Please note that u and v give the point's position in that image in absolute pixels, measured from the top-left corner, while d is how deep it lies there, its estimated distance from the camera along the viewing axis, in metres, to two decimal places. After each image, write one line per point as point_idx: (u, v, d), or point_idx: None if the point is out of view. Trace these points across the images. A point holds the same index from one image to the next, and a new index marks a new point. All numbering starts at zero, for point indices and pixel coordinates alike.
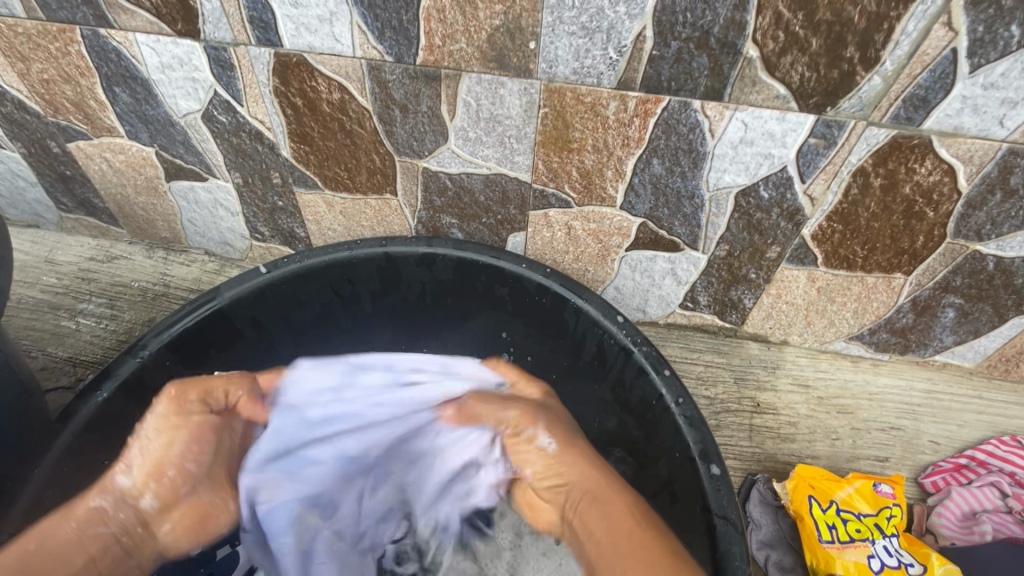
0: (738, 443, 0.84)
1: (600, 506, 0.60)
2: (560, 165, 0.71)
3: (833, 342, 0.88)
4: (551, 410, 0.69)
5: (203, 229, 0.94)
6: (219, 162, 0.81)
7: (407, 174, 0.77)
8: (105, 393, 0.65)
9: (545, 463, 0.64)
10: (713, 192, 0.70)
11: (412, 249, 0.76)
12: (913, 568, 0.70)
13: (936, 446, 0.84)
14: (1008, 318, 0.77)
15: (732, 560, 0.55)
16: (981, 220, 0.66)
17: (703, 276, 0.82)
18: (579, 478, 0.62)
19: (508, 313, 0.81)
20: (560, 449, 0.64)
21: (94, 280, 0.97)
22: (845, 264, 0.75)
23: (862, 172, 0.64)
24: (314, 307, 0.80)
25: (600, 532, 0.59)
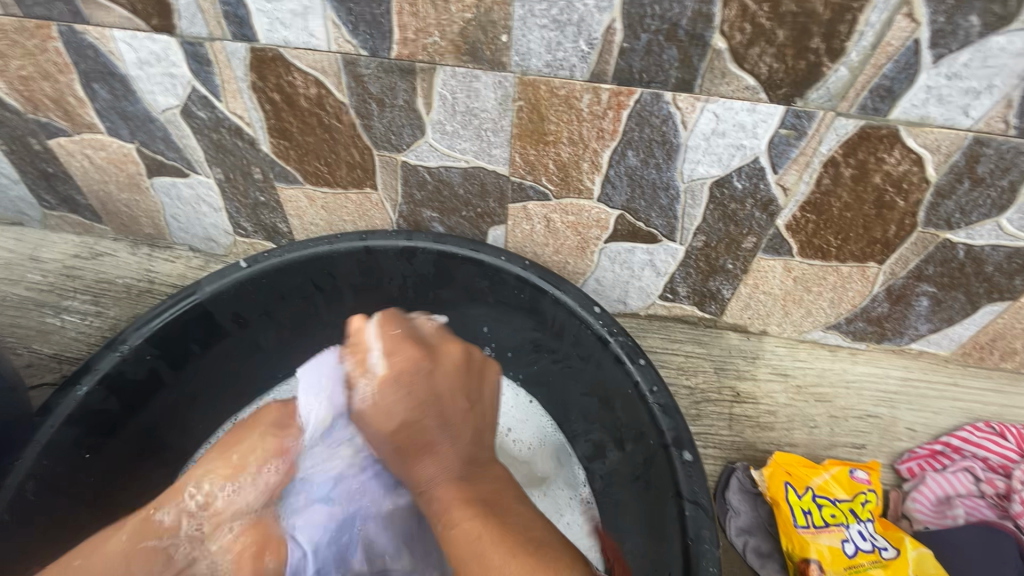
0: (718, 432, 0.85)
1: (467, 469, 0.62)
2: (537, 158, 0.71)
3: (811, 332, 0.89)
4: (429, 375, 0.67)
5: (186, 225, 0.95)
6: (200, 157, 0.82)
7: (386, 169, 0.78)
8: (84, 387, 0.66)
9: (416, 439, 0.63)
10: (688, 184, 0.71)
11: (391, 242, 0.76)
12: (887, 552, 0.72)
13: (912, 433, 0.85)
14: (980, 305, 0.78)
15: (701, 543, 0.56)
16: (950, 209, 0.67)
17: (682, 267, 0.82)
18: (445, 446, 0.63)
19: (488, 306, 0.82)
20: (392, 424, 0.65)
21: (79, 277, 0.97)
22: (820, 254, 0.76)
23: (833, 162, 0.65)
24: (296, 302, 0.81)
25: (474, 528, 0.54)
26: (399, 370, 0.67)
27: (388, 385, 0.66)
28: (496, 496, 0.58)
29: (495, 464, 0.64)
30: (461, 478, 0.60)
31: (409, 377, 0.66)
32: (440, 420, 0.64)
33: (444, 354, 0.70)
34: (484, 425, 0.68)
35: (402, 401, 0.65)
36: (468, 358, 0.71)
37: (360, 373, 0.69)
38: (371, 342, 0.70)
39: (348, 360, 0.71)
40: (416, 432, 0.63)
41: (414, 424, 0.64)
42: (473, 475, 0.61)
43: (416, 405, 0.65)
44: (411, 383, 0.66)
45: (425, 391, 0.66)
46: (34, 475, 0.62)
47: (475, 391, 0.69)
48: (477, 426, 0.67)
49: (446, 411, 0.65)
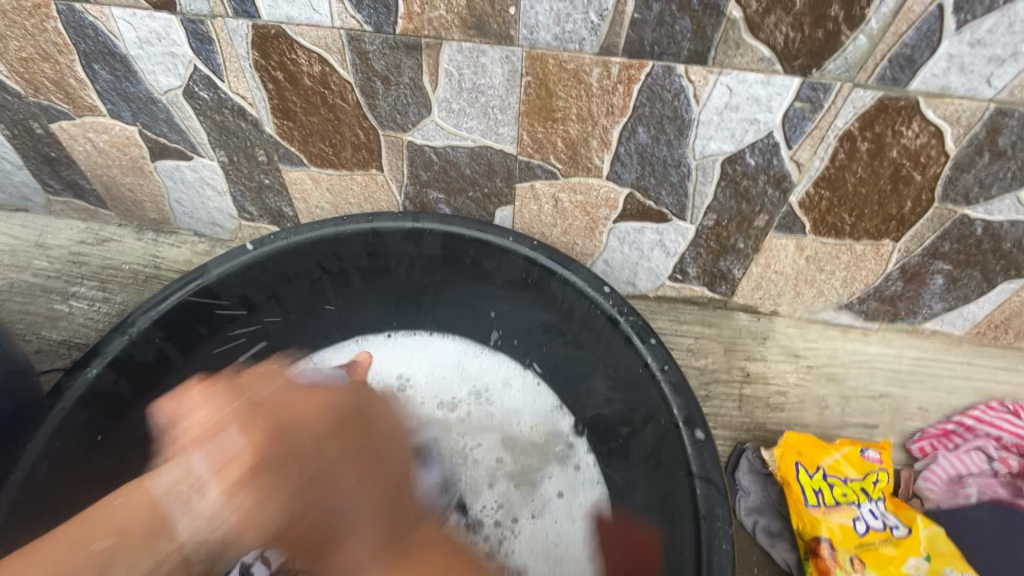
0: (727, 412, 0.84)
1: (382, 538, 0.56)
2: (545, 136, 0.70)
3: (822, 312, 0.88)
4: (292, 455, 0.56)
5: (191, 209, 0.94)
6: (203, 140, 0.81)
7: (392, 149, 0.77)
8: (95, 370, 0.66)
9: (308, 536, 0.54)
10: (700, 160, 0.69)
11: (398, 224, 0.76)
12: (898, 531, 0.72)
13: (924, 413, 0.85)
14: (996, 283, 0.77)
15: (714, 521, 0.56)
16: (968, 183, 0.65)
17: (692, 247, 0.81)
18: (353, 511, 0.57)
19: (496, 288, 0.81)
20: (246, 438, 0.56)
21: (85, 263, 0.97)
22: (833, 231, 0.75)
23: (849, 136, 0.63)
24: (303, 285, 0.81)
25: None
26: (233, 456, 0.54)
27: (240, 488, 0.53)
28: (450, 561, 0.57)
29: (421, 533, 0.59)
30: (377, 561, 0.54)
31: (300, 466, 0.56)
32: (356, 502, 0.57)
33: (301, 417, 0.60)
34: (393, 497, 0.60)
35: (268, 505, 0.53)
36: (337, 416, 0.62)
37: (196, 450, 0.55)
38: (196, 429, 0.58)
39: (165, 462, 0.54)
40: (316, 522, 0.55)
41: (303, 520, 0.54)
42: (399, 544, 0.56)
43: (295, 495, 0.55)
44: (289, 452, 0.56)
45: (285, 444, 0.56)
46: (47, 456, 0.63)
47: (361, 444, 0.62)
48: (391, 496, 0.60)
49: (317, 464, 0.57)
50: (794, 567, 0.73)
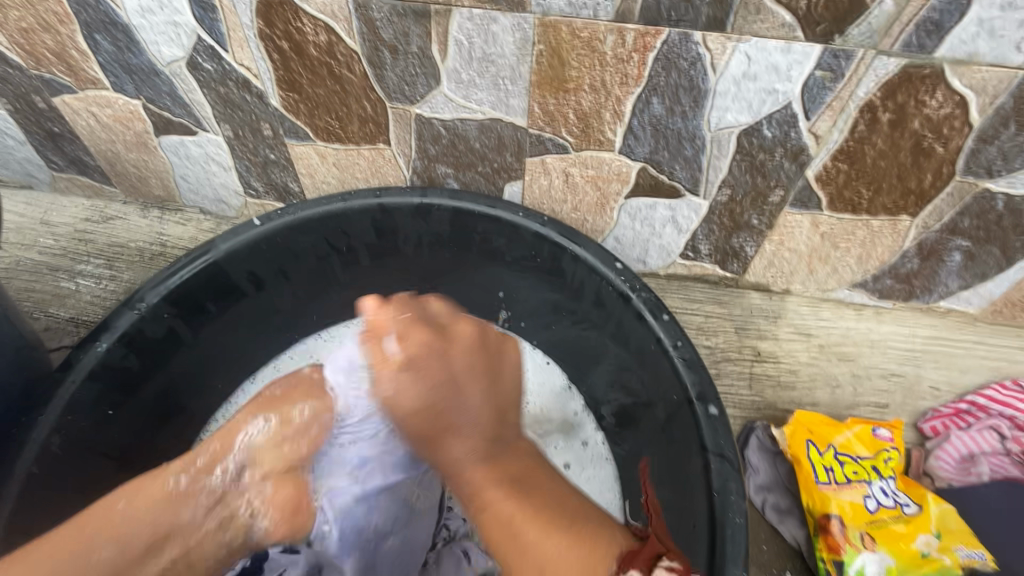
0: (738, 391, 0.84)
1: (489, 447, 0.60)
2: (557, 107, 0.68)
3: (835, 290, 0.87)
4: (439, 355, 0.63)
5: (196, 186, 0.93)
6: (208, 113, 0.79)
7: (399, 122, 0.75)
8: (104, 344, 0.66)
9: (438, 424, 0.61)
10: (715, 133, 0.68)
11: (406, 199, 0.74)
12: (908, 508, 0.72)
13: (936, 392, 0.84)
14: (1015, 260, 0.75)
15: (727, 495, 0.55)
16: (992, 155, 0.63)
17: (704, 223, 0.80)
18: (469, 419, 0.61)
19: (506, 265, 0.80)
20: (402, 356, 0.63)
21: (91, 241, 0.96)
22: (850, 207, 0.73)
23: (870, 107, 0.61)
24: (310, 262, 0.80)
25: (505, 508, 0.54)
26: (390, 357, 0.64)
27: (400, 371, 0.63)
28: (531, 473, 0.59)
29: (521, 442, 0.63)
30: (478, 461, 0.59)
31: (426, 363, 0.63)
32: (476, 406, 0.61)
33: (455, 371, 0.63)
34: (504, 409, 0.64)
35: (409, 389, 0.62)
36: (480, 339, 0.67)
37: (376, 339, 0.66)
38: (375, 330, 0.66)
39: (363, 348, 0.67)
40: (437, 413, 0.61)
41: (432, 410, 0.61)
42: (502, 454, 0.59)
43: (427, 390, 0.62)
44: (433, 371, 0.62)
45: (441, 372, 0.62)
46: (59, 430, 0.63)
47: (495, 377, 0.65)
48: (501, 409, 0.63)
49: (451, 371, 0.63)
50: (804, 544, 0.73)
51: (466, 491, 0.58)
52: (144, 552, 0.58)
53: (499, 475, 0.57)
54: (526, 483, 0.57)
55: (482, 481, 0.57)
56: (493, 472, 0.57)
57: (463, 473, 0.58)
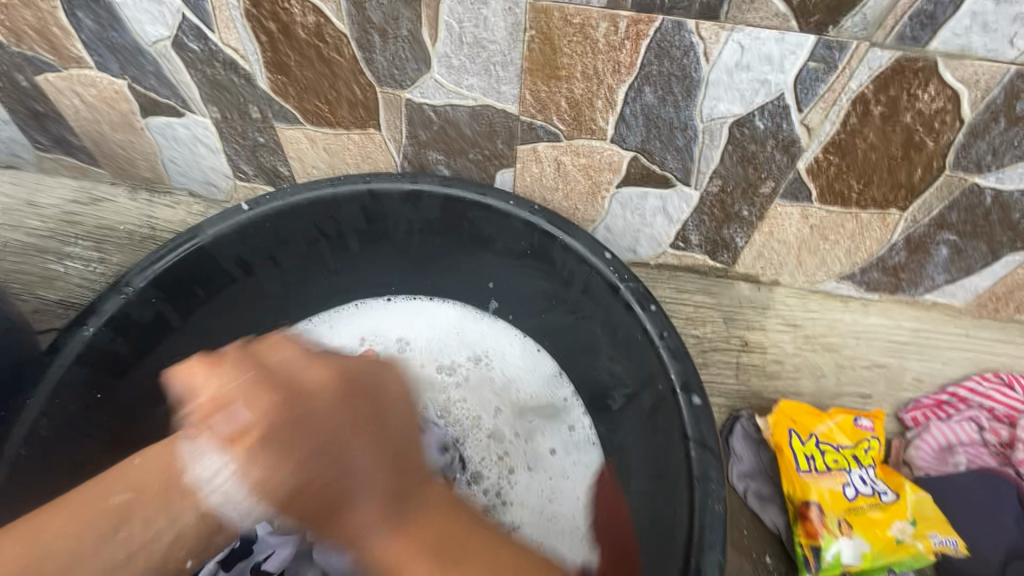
0: (724, 380, 0.85)
1: (392, 482, 0.54)
2: (548, 95, 0.68)
3: (823, 282, 0.87)
4: (305, 418, 0.54)
5: (184, 168, 0.92)
6: (195, 95, 0.78)
7: (390, 107, 0.74)
8: (91, 329, 0.65)
9: (326, 502, 0.52)
10: (707, 123, 0.67)
11: (397, 186, 0.74)
12: (886, 496, 0.73)
13: (919, 383, 0.85)
14: (1001, 255, 0.76)
15: (708, 483, 0.56)
16: (982, 150, 0.63)
17: (695, 214, 0.80)
18: (362, 478, 0.53)
19: (496, 253, 0.80)
20: (261, 413, 0.53)
21: (78, 223, 0.95)
22: (840, 200, 0.73)
23: (862, 99, 0.61)
24: (300, 247, 0.79)
25: (395, 553, 0.50)
26: (240, 429, 0.52)
27: (258, 447, 0.51)
28: (448, 531, 0.52)
29: (427, 484, 0.57)
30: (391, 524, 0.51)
31: (272, 442, 0.52)
32: (355, 468, 0.53)
33: (308, 386, 0.57)
34: (401, 459, 0.57)
35: (274, 472, 0.51)
36: (343, 389, 0.59)
37: (205, 427, 0.53)
38: (217, 404, 0.54)
39: (215, 404, 0.55)
40: (316, 488, 0.52)
41: (309, 488, 0.51)
42: (405, 509, 0.53)
43: (304, 461, 0.52)
44: (292, 447, 0.52)
45: (298, 399, 0.55)
46: (47, 412, 0.63)
47: (372, 425, 0.58)
48: (398, 454, 0.57)
49: (320, 432, 0.54)
50: (783, 530, 0.75)
51: (376, 561, 0.50)
52: (160, 496, 0.48)
53: (404, 535, 0.51)
54: (446, 547, 0.50)
55: (383, 548, 0.50)
56: (405, 536, 0.51)
57: (362, 544, 0.51)
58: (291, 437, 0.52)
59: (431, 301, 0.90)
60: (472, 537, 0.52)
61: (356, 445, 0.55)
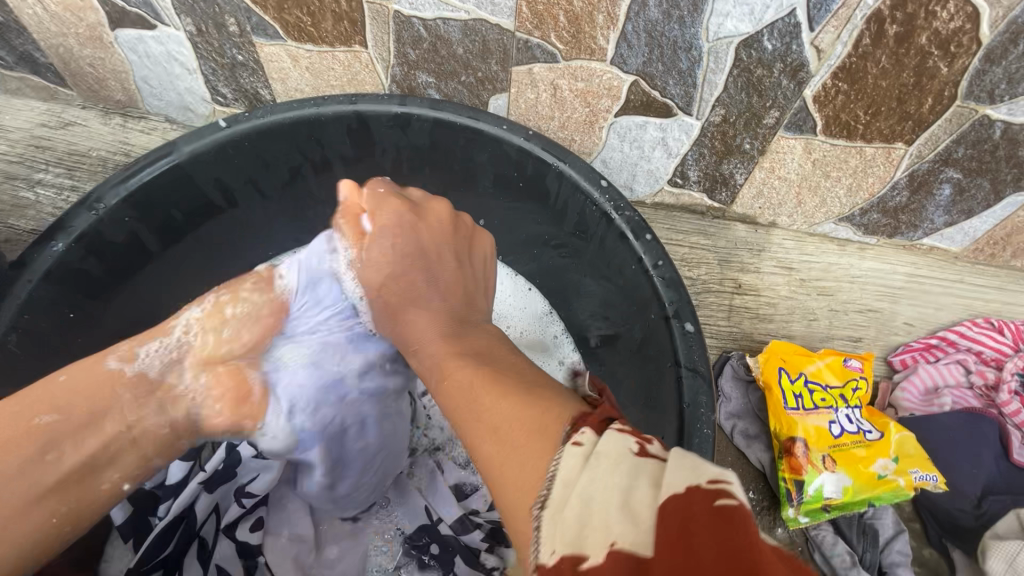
0: (716, 321, 0.84)
1: (444, 330, 0.52)
2: (546, 7, 0.63)
3: (821, 224, 0.86)
4: (431, 270, 0.58)
5: (159, 90, 0.87)
6: (166, 4, 0.72)
7: (377, 21, 0.69)
8: (61, 244, 0.62)
9: (404, 294, 0.57)
10: (713, 43, 0.64)
11: (384, 107, 0.70)
12: (871, 434, 0.74)
13: (910, 327, 0.85)
14: (1004, 195, 0.74)
15: (698, 408, 0.56)
16: (996, 78, 0.61)
17: (695, 147, 0.77)
18: (428, 301, 0.56)
19: (487, 184, 0.77)
20: (377, 228, 0.61)
21: (49, 148, 0.91)
22: (845, 132, 0.71)
23: (877, 18, 0.58)
24: (282, 172, 0.76)
25: (466, 376, 0.43)
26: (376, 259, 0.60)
27: (377, 241, 0.60)
28: (495, 346, 0.49)
29: (489, 325, 0.55)
30: (446, 331, 0.52)
31: (412, 270, 0.58)
32: (432, 279, 0.57)
33: (430, 248, 0.60)
34: (469, 292, 0.58)
35: (383, 253, 0.59)
36: (454, 223, 0.63)
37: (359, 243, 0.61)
38: (377, 240, 0.60)
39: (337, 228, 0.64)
40: (398, 284, 0.58)
41: (396, 283, 0.58)
42: (462, 330, 0.52)
43: (396, 261, 0.59)
44: (409, 254, 0.59)
45: (411, 246, 0.59)
46: (18, 327, 0.60)
47: (430, 264, 0.59)
48: (465, 288, 0.58)
49: (415, 282, 0.57)
50: (768, 466, 0.76)
51: (427, 365, 0.50)
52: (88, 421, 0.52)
53: (481, 389, 0.41)
54: (489, 353, 0.47)
55: (468, 380, 0.43)
56: (453, 345, 0.49)
57: (446, 386, 0.45)
58: (417, 259, 0.58)
59: None
60: (508, 376, 0.42)
61: (444, 267, 0.59)
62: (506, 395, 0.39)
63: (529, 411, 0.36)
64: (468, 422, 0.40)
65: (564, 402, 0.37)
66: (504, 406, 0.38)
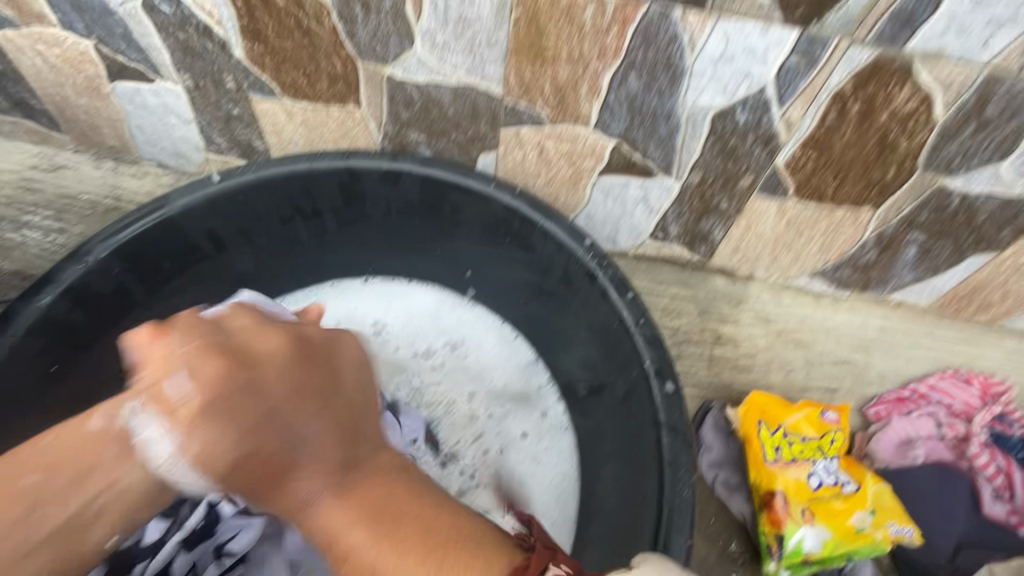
0: (697, 371, 0.86)
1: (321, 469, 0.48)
2: (533, 77, 0.67)
3: (796, 278, 0.89)
4: (272, 426, 0.49)
5: (154, 138, 0.88)
6: (166, 61, 0.75)
7: (371, 83, 0.72)
8: (48, 298, 0.62)
9: (268, 469, 0.48)
10: (690, 114, 0.67)
11: (375, 164, 0.72)
12: (847, 487, 0.75)
13: (883, 379, 0.88)
14: (965, 256, 0.78)
15: (678, 469, 0.57)
16: (952, 152, 0.65)
17: (675, 205, 0.80)
18: (299, 442, 0.49)
19: (475, 237, 0.79)
20: (195, 387, 0.49)
21: (38, 191, 0.91)
22: (815, 196, 0.75)
23: (841, 97, 0.62)
24: (273, 223, 0.77)
25: (352, 531, 0.44)
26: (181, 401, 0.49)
27: (196, 424, 0.49)
28: (389, 496, 0.46)
29: (377, 453, 0.51)
30: (334, 496, 0.46)
31: (237, 381, 0.50)
32: (291, 440, 0.49)
33: (261, 354, 0.52)
34: (352, 424, 0.51)
35: (220, 442, 0.48)
36: (295, 353, 0.53)
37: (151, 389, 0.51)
38: (155, 359, 0.51)
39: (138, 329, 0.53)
40: (271, 452, 0.48)
41: (257, 453, 0.48)
42: (349, 477, 0.48)
43: (240, 437, 0.48)
44: (227, 415, 0.49)
45: (237, 395, 0.49)
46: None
47: (325, 398, 0.52)
48: (352, 416, 0.52)
49: (262, 400, 0.49)
50: (748, 518, 0.77)
51: (321, 537, 0.46)
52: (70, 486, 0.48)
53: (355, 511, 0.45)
54: (390, 514, 0.45)
55: (335, 525, 0.45)
56: (353, 508, 0.46)
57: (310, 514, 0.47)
58: (228, 424, 0.49)
59: (409, 284, 0.89)
60: (405, 501, 0.46)
61: (312, 420, 0.50)
62: (405, 554, 0.41)
63: (394, 572, 0.41)
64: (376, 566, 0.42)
65: (495, 558, 0.41)
66: (403, 569, 0.41)
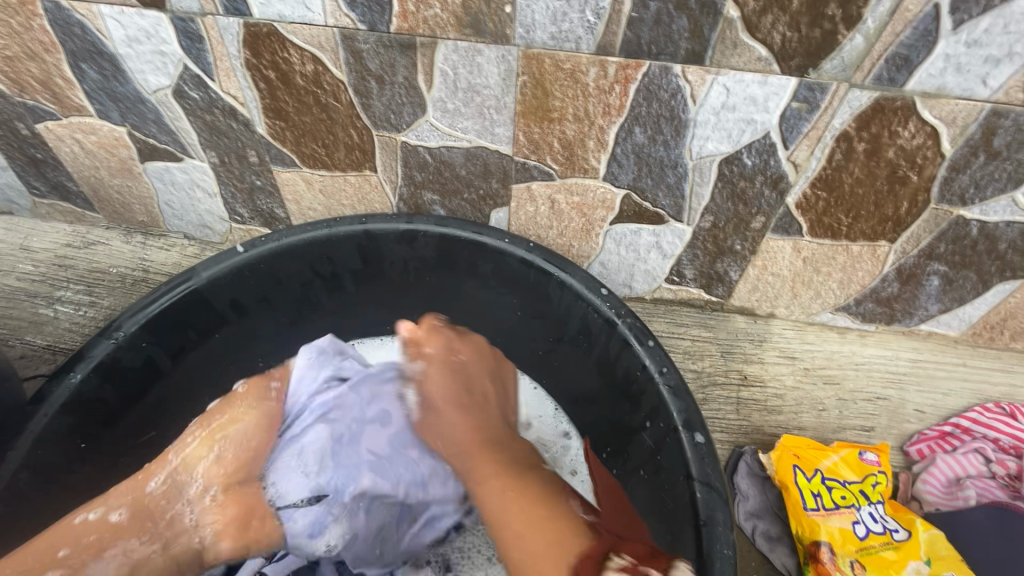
0: (726, 415, 0.83)
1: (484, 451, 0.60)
2: (541, 136, 0.69)
3: (819, 314, 0.88)
4: (479, 403, 0.66)
5: (181, 212, 0.93)
6: (193, 140, 0.79)
7: (386, 149, 0.76)
8: (78, 375, 0.64)
9: (489, 446, 0.60)
10: (697, 161, 0.69)
11: (392, 226, 0.74)
12: (898, 534, 0.71)
13: (922, 415, 0.84)
14: (992, 284, 0.77)
15: (715, 526, 0.55)
16: (964, 184, 0.65)
17: (688, 249, 0.81)
18: (451, 437, 0.62)
19: (492, 292, 0.80)
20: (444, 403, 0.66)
21: (71, 266, 0.94)
22: (830, 233, 0.75)
23: (846, 137, 0.63)
24: (295, 288, 0.79)
25: (496, 500, 0.54)
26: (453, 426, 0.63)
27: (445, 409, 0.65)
28: (550, 495, 0.53)
29: (506, 446, 0.61)
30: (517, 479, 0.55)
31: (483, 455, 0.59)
32: (477, 423, 0.63)
33: (472, 379, 0.69)
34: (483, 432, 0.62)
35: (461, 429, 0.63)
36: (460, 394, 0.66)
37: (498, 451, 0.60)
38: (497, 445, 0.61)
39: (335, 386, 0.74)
40: (496, 451, 0.60)
41: (501, 451, 0.60)
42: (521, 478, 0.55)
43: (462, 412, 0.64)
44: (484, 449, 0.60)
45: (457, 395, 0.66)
46: (27, 464, 0.60)
47: (478, 401, 0.67)
48: (484, 436, 0.62)
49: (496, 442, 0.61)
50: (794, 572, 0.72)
51: (461, 467, 0.60)
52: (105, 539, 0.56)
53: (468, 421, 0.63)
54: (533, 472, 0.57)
55: (497, 511, 0.53)
56: (507, 478, 0.55)
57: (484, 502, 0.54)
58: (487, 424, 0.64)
59: None
60: (531, 480, 0.55)
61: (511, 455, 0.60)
62: (507, 496, 0.53)
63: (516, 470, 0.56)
64: (484, 483, 0.56)
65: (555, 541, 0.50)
66: (504, 501, 0.53)
